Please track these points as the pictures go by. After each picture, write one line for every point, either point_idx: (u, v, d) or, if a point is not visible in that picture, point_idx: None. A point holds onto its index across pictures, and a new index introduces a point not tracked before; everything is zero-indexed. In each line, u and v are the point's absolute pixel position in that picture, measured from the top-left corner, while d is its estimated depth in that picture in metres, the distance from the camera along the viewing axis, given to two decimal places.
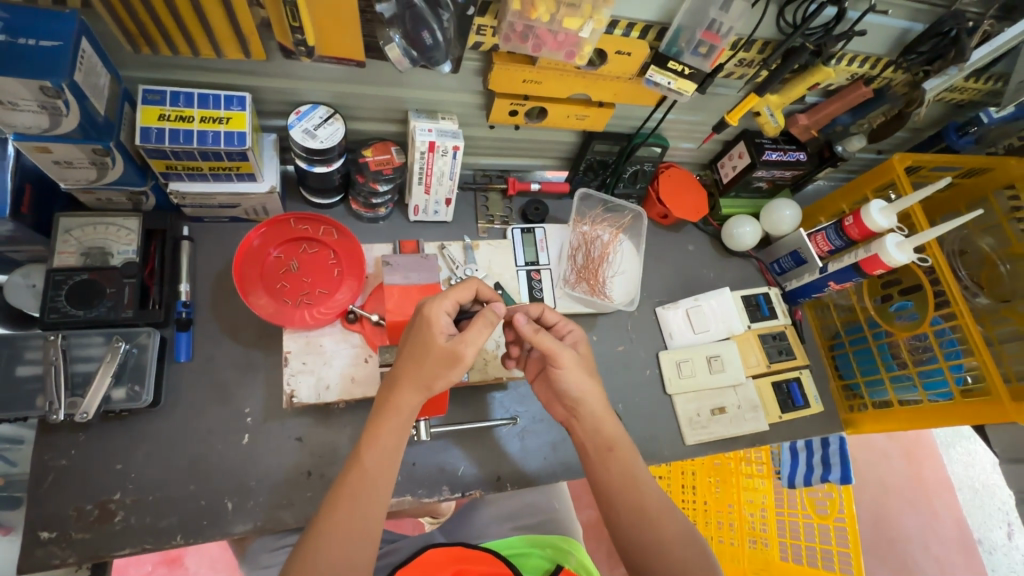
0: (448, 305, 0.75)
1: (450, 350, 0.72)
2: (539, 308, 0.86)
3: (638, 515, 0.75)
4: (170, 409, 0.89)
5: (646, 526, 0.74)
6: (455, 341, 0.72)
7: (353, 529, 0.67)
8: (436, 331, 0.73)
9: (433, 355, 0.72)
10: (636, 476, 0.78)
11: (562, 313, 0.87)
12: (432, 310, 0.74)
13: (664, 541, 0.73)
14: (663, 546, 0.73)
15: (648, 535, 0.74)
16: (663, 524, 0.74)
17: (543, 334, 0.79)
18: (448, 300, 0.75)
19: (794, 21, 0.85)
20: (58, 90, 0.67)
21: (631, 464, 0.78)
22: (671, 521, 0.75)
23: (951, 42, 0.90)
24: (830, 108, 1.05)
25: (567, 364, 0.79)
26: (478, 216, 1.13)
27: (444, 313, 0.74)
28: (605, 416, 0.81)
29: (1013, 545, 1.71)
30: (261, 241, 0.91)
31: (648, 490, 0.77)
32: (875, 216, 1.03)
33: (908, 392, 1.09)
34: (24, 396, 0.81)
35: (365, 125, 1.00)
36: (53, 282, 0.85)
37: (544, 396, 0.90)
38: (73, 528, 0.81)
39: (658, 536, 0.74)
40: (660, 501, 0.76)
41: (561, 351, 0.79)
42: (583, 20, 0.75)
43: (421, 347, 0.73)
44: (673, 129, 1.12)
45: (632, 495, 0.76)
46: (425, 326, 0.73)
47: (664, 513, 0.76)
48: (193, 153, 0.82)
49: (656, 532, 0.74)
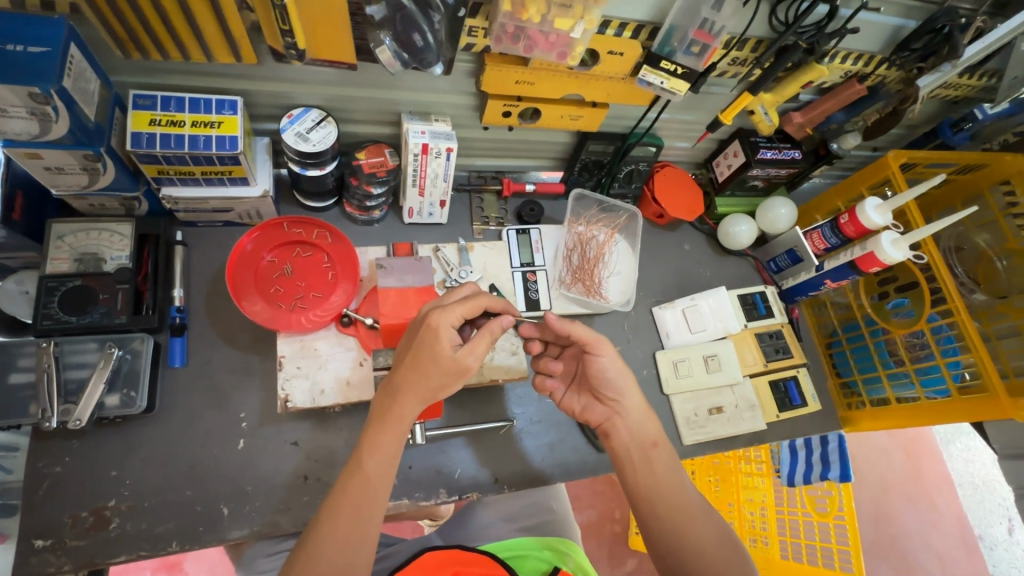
0: (454, 318, 0.73)
1: (459, 363, 0.72)
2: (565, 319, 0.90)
3: (680, 513, 0.78)
4: (165, 414, 0.89)
5: (687, 523, 0.77)
6: (463, 353, 0.72)
7: (356, 531, 0.68)
8: (445, 344, 0.71)
9: (441, 366, 0.72)
10: (677, 475, 0.81)
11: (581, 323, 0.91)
12: (439, 322, 0.72)
13: (702, 541, 0.76)
14: (701, 544, 0.76)
15: (687, 532, 0.77)
16: (703, 523, 0.78)
17: (577, 324, 0.81)
18: (455, 313, 0.73)
19: (786, 19, 0.85)
20: (47, 96, 0.67)
21: (672, 463, 0.82)
22: (708, 522, 0.78)
23: (943, 40, 0.89)
24: (824, 106, 1.05)
25: (608, 348, 0.81)
26: (472, 218, 1.13)
27: (451, 325, 0.73)
28: (647, 415, 0.84)
29: (1013, 541, 1.71)
30: (254, 245, 0.91)
31: (688, 491, 0.80)
32: (870, 214, 1.02)
33: (905, 389, 1.10)
34: (17, 403, 0.80)
35: (359, 128, 0.99)
36: (45, 288, 0.85)
37: (582, 404, 0.89)
38: (68, 535, 0.81)
39: (696, 535, 0.77)
40: (697, 502, 0.80)
41: (599, 337, 0.81)
42: (574, 21, 0.75)
43: (428, 359, 0.72)
44: (667, 129, 1.12)
45: (676, 492, 0.79)
46: (432, 339, 0.72)
47: (702, 512, 0.79)
48: (185, 158, 0.81)
49: (694, 531, 0.77)
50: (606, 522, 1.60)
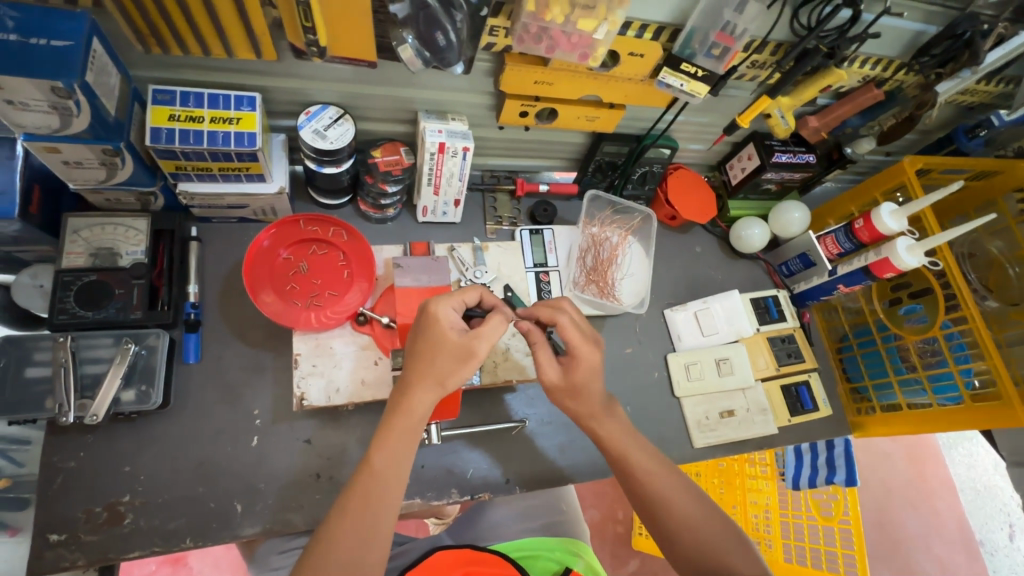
0: (455, 303, 0.76)
1: (465, 346, 0.72)
2: (552, 315, 0.81)
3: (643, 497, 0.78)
4: (179, 410, 0.89)
5: (659, 505, 0.76)
6: (470, 337, 0.73)
7: (365, 530, 0.66)
8: (447, 327, 0.73)
9: (446, 350, 0.72)
10: (638, 463, 0.79)
11: (574, 333, 0.79)
12: (439, 307, 0.74)
13: (679, 517, 0.75)
14: (676, 528, 0.75)
15: (661, 516, 0.76)
16: (676, 496, 0.77)
17: (540, 347, 0.81)
18: (455, 298, 0.76)
19: (809, 23, 0.84)
20: (70, 91, 0.66)
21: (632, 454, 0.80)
22: (683, 495, 0.77)
23: (964, 45, 0.89)
24: (840, 110, 1.05)
25: (552, 386, 0.80)
26: (486, 218, 1.13)
27: (451, 310, 0.75)
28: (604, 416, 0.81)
29: (1014, 547, 1.70)
30: (271, 242, 0.91)
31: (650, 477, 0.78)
32: (885, 219, 1.02)
33: (916, 395, 1.09)
34: (33, 397, 0.80)
35: (375, 126, 0.99)
36: (61, 282, 0.85)
37: None
38: (82, 530, 0.81)
39: (670, 513, 0.76)
40: (665, 478, 0.78)
41: (545, 373, 0.80)
42: (598, 22, 0.75)
43: (433, 343, 0.73)
44: (682, 131, 1.11)
45: (640, 474, 0.78)
46: (433, 323, 0.73)
47: (672, 488, 0.78)
48: (203, 154, 0.81)
49: (666, 516, 0.76)
50: (610, 522, 1.60)
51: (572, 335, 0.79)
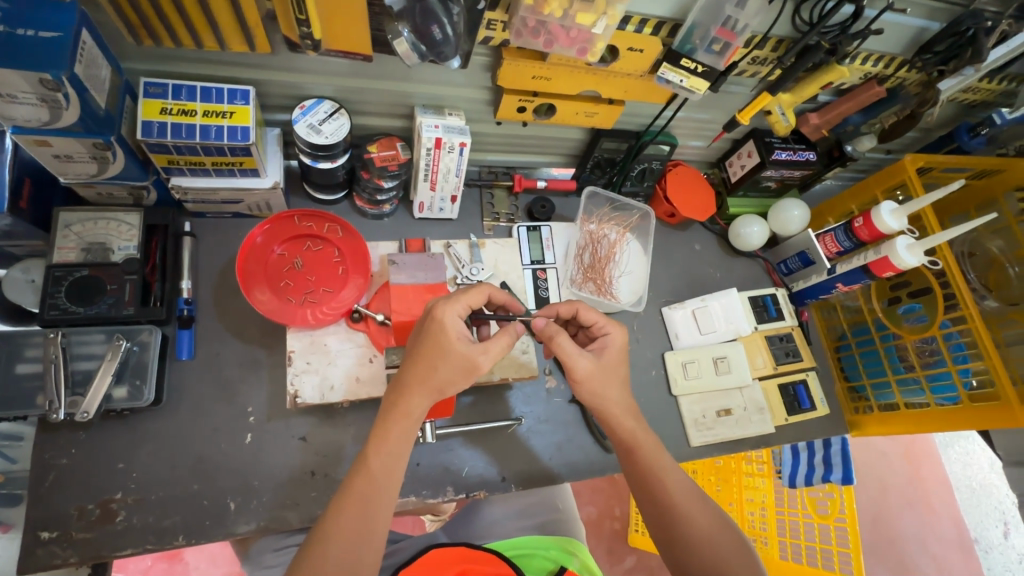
0: (460, 309, 0.74)
1: (468, 357, 0.71)
2: (574, 306, 0.83)
3: (662, 505, 0.75)
4: (172, 407, 0.88)
5: (680, 514, 0.74)
6: (475, 349, 0.72)
7: (363, 530, 0.66)
8: (453, 336, 0.72)
9: (449, 359, 0.71)
10: (664, 469, 0.77)
11: (599, 313, 0.83)
12: (445, 313, 0.73)
13: (698, 529, 0.73)
14: (697, 536, 0.73)
15: (680, 526, 0.74)
16: (695, 509, 0.75)
17: (562, 336, 0.77)
18: (460, 304, 0.74)
19: (810, 19, 0.83)
20: (58, 83, 0.65)
21: (658, 460, 0.77)
22: (704, 508, 0.75)
23: (967, 42, 0.88)
24: (842, 107, 1.03)
25: (582, 376, 0.78)
26: (483, 214, 1.12)
27: (456, 317, 0.73)
28: (629, 417, 0.79)
29: (1009, 544, 1.70)
30: (265, 238, 0.90)
31: (673, 484, 0.76)
32: (885, 217, 1.01)
33: (914, 395, 1.08)
34: (24, 394, 0.80)
35: (371, 120, 0.98)
36: (52, 277, 0.84)
37: None
38: (75, 527, 0.80)
39: (691, 523, 0.74)
40: (687, 491, 0.76)
41: (576, 361, 0.77)
42: (596, 16, 0.74)
43: (434, 352, 0.71)
44: (682, 128, 1.10)
45: (666, 481, 0.76)
46: (439, 331, 0.72)
47: (692, 500, 0.76)
48: (196, 148, 0.80)
49: (689, 522, 0.74)
50: (607, 519, 1.60)
51: (590, 318, 0.83)
